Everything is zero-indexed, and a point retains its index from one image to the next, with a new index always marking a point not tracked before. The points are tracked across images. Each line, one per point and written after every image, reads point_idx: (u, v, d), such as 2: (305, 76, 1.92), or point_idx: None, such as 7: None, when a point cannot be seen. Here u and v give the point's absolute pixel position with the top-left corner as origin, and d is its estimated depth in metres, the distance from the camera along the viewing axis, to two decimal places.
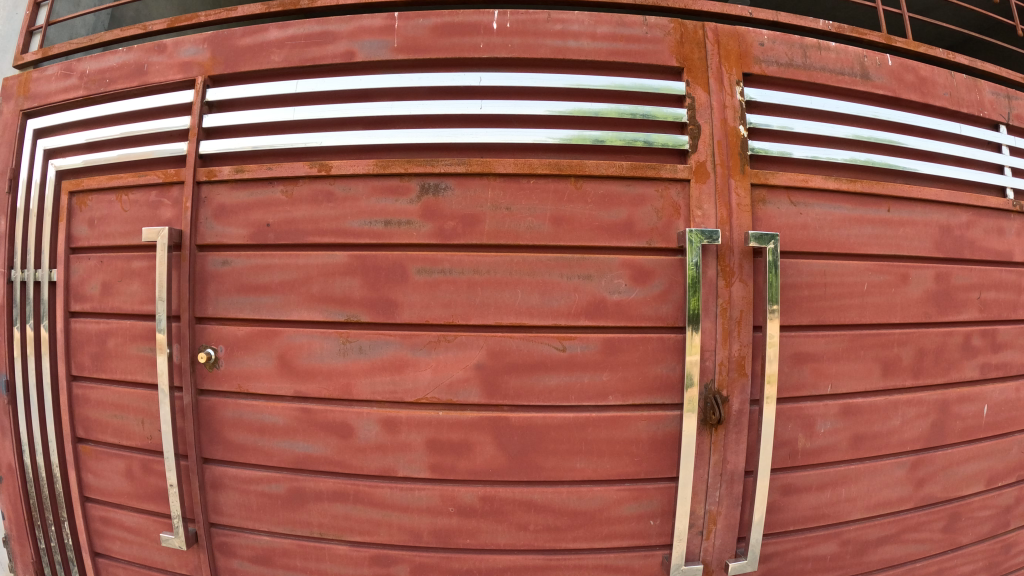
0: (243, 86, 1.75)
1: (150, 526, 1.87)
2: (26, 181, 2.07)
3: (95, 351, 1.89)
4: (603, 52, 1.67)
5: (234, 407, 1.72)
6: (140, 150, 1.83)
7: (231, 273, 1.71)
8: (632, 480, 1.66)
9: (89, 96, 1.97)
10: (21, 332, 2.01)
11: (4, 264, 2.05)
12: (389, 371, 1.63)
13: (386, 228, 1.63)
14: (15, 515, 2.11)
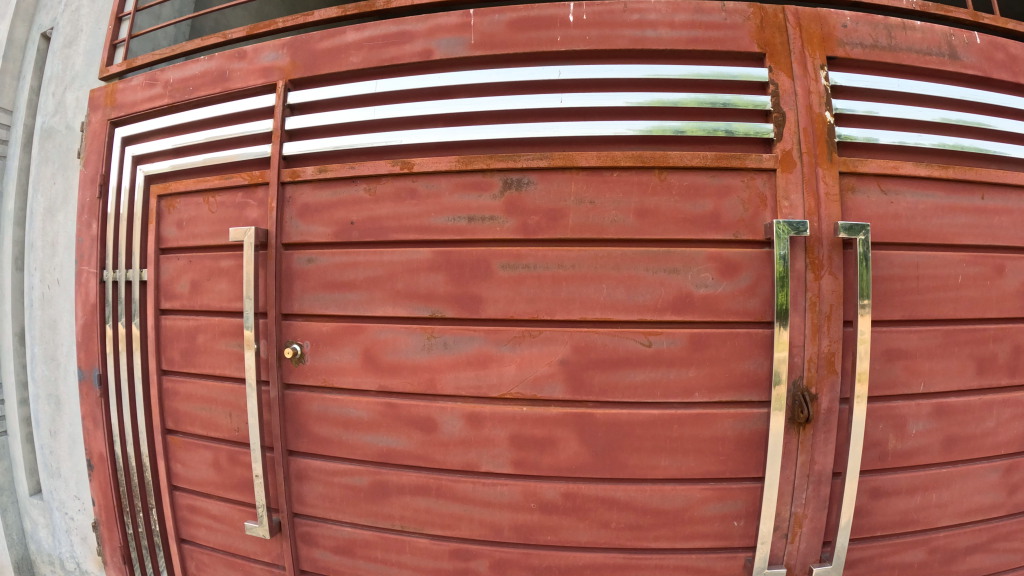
0: (325, 88, 1.77)
1: (234, 515, 1.92)
2: (117, 186, 2.16)
3: (185, 347, 1.96)
4: (682, 41, 1.62)
5: (320, 401, 1.75)
6: (225, 154, 1.88)
7: (315, 271, 1.74)
8: (714, 479, 1.61)
9: (173, 104, 2.03)
10: (113, 329, 2.11)
11: (96, 265, 2.16)
12: (474, 366, 1.63)
13: (469, 224, 1.63)
14: (107, 502, 2.21)
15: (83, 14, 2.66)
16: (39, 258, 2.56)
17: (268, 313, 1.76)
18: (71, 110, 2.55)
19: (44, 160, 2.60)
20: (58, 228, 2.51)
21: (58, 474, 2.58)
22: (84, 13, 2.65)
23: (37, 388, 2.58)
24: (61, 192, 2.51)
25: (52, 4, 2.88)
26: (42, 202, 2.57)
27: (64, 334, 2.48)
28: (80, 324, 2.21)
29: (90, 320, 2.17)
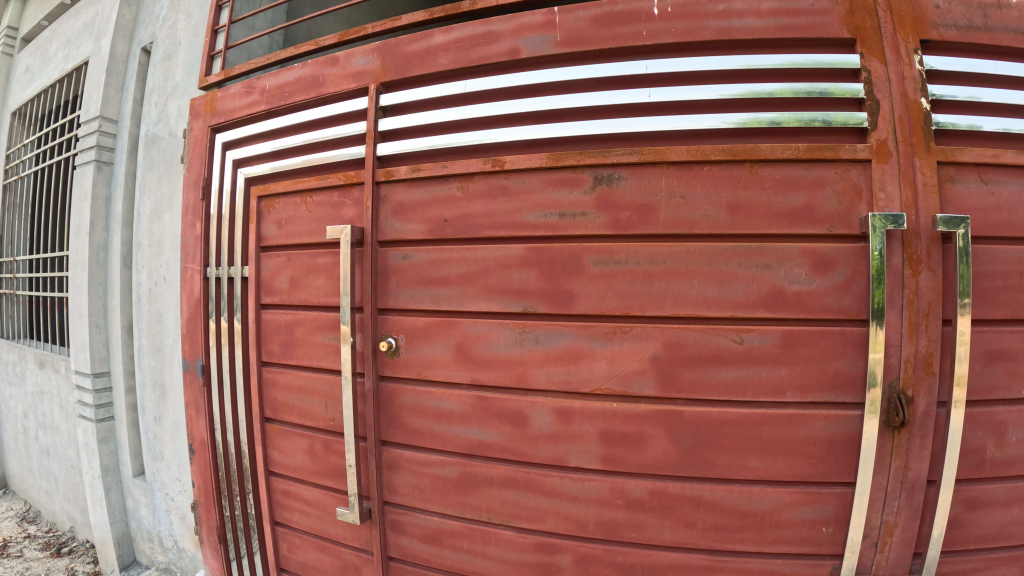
0: (416, 89, 1.82)
1: (327, 501, 1.98)
2: (218, 189, 2.27)
3: (284, 339, 2.04)
4: (769, 30, 1.57)
5: (414, 393, 1.81)
6: (323, 155, 1.95)
7: (410, 267, 1.80)
8: (804, 483, 1.56)
9: (270, 110, 2.11)
10: (216, 323, 2.21)
11: (200, 263, 2.27)
12: (565, 362, 1.64)
13: (561, 220, 1.64)
14: (207, 485, 2.33)
15: (181, 28, 2.78)
16: (147, 256, 2.73)
17: (364, 307, 1.82)
18: (174, 117, 2.69)
19: (149, 165, 2.76)
20: (164, 228, 2.67)
21: (162, 458, 2.73)
22: (181, 27, 2.77)
23: (144, 377, 2.75)
24: (166, 195, 2.65)
25: (151, 20, 3.03)
26: (150, 204, 2.73)
27: (169, 327, 2.63)
28: (186, 317, 2.34)
29: (195, 313, 2.30)
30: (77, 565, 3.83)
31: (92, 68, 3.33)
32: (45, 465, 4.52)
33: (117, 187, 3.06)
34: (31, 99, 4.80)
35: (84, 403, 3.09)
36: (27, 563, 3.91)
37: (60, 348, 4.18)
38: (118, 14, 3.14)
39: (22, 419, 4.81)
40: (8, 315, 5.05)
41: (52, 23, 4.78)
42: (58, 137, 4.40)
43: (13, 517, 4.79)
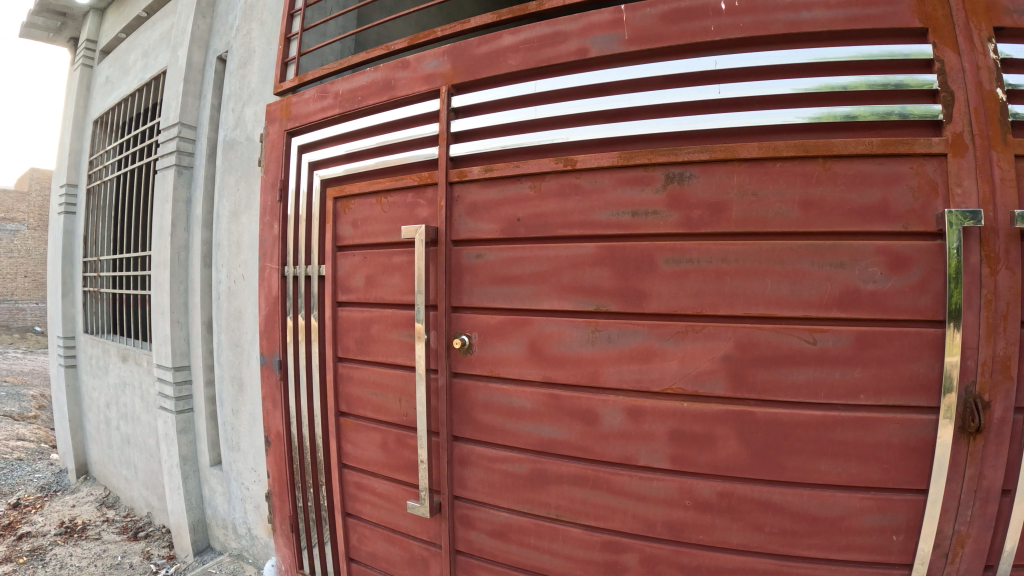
0: (488, 91, 1.86)
1: (398, 493, 2.03)
2: (295, 190, 2.36)
3: (360, 336, 2.09)
4: (838, 22, 1.54)
5: (486, 390, 1.86)
6: (395, 158, 2.02)
7: (483, 266, 1.86)
8: (876, 489, 1.52)
9: (344, 114, 2.18)
10: (293, 321, 2.30)
11: (279, 262, 2.36)
12: (636, 361, 1.66)
13: (633, 219, 1.66)
14: (282, 475, 2.41)
15: (255, 37, 2.88)
16: (227, 256, 2.86)
17: (438, 305, 1.90)
18: (251, 123, 2.79)
19: (228, 169, 2.88)
20: (243, 229, 2.78)
21: (238, 449, 2.84)
22: (255, 36, 2.87)
23: (224, 371, 2.88)
24: (245, 197, 2.76)
25: (225, 30, 3.15)
26: (229, 205, 2.86)
27: (247, 324, 2.74)
28: (266, 313, 2.44)
29: (273, 310, 2.40)
30: (154, 548, 4.01)
31: (170, 77, 3.48)
32: (124, 453, 4.74)
33: (198, 190, 3.21)
34: (112, 108, 5.05)
35: (166, 395, 3.25)
36: (107, 545, 4.11)
37: (140, 343, 4.39)
38: (194, 25, 3.27)
39: (103, 410, 5.05)
40: (92, 311, 5.32)
41: (130, 35, 5.01)
42: (139, 143, 4.60)
43: (94, 501, 5.04)
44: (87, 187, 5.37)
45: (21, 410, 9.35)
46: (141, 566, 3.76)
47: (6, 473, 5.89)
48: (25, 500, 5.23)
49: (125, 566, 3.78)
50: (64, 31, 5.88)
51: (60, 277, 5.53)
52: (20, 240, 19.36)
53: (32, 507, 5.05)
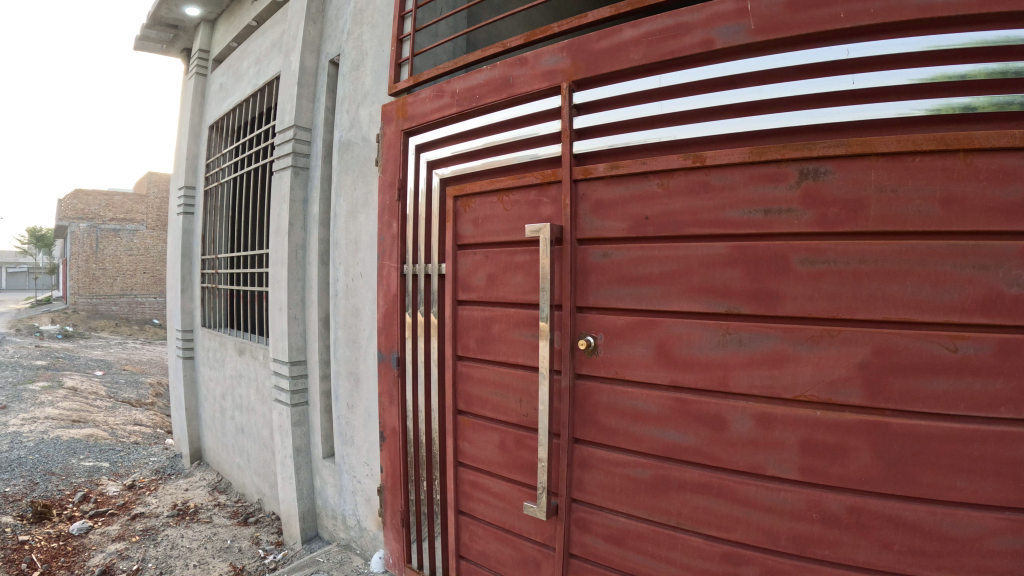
0: (610, 87, 1.91)
1: (513, 494, 2.10)
2: (413, 189, 2.50)
3: (480, 335, 2.19)
4: (974, 3, 1.39)
5: (610, 392, 1.89)
6: (501, 158, 2.17)
7: (611, 265, 1.89)
8: (1015, 510, 1.38)
9: (461, 112, 2.30)
10: (412, 316, 2.45)
11: (397, 261, 2.51)
12: (769, 365, 1.62)
13: (766, 217, 1.62)
14: (396, 469, 2.55)
15: (366, 39, 2.96)
16: (345, 254, 2.98)
17: (563, 305, 1.96)
18: (366, 124, 2.87)
19: (345, 169, 2.99)
20: (360, 228, 2.88)
21: (352, 442, 2.95)
22: (366, 39, 2.95)
23: (340, 365, 3.01)
24: (362, 197, 2.86)
25: (336, 34, 3.26)
26: (347, 205, 2.98)
27: (365, 321, 2.84)
28: (385, 309, 2.60)
29: (392, 307, 2.56)
30: (262, 534, 4.18)
31: (284, 81, 3.64)
32: (237, 442, 4.97)
33: (313, 191, 3.37)
34: (227, 113, 5.30)
35: (281, 388, 3.41)
36: (218, 528, 4.32)
37: (256, 336, 4.60)
38: (305, 30, 3.38)
39: (218, 399, 5.32)
40: (209, 306, 5.61)
41: (241, 43, 5.24)
42: (255, 146, 4.80)
43: (206, 486, 5.30)
44: (205, 188, 5.66)
45: (139, 397, 9.97)
46: (250, 550, 3.92)
47: (123, 456, 6.29)
48: (141, 481, 5.57)
49: (234, 549, 3.96)
50: (178, 42, 6.20)
51: (180, 274, 5.86)
52: (139, 238, 20.68)
53: (148, 488, 5.37)
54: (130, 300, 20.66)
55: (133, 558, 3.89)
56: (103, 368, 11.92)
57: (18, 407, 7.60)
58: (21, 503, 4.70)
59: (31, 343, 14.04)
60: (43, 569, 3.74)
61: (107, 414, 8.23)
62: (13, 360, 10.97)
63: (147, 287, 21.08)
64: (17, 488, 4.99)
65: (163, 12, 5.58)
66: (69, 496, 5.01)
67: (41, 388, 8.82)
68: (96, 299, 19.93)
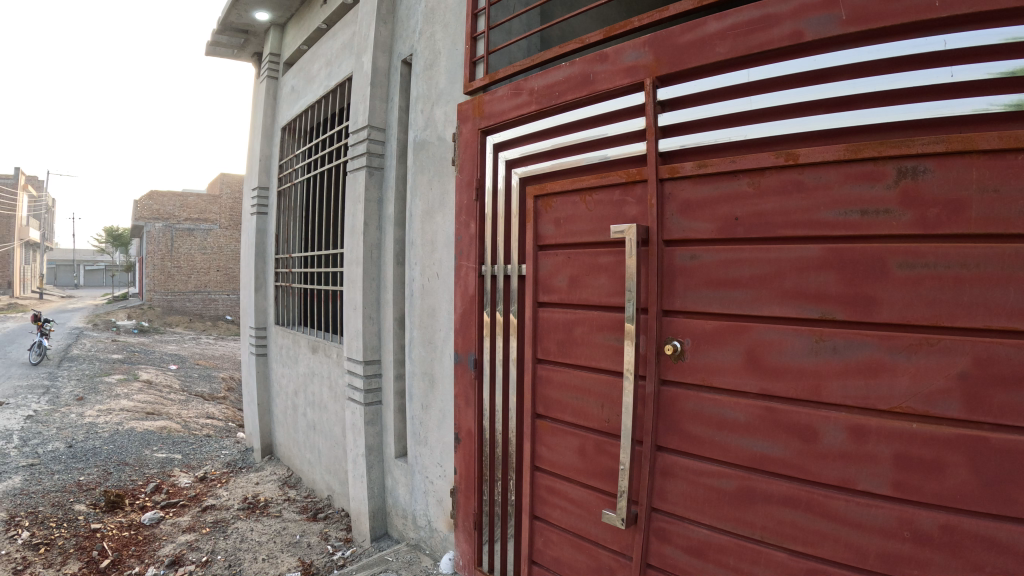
0: (695, 82, 1.90)
1: (591, 500, 2.18)
2: (491, 187, 2.65)
3: (562, 338, 2.29)
4: None
5: (696, 399, 1.87)
6: (570, 159, 2.28)
7: (699, 267, 1.87)
8: None
9: (540, 109, 2.40)
10: (491, 315, 2.62)
11: (476, 261, 2.68)
12: (864, 375, 1.54)
13: (863, 218, 1.55)
14: (470, 471, 2.73)
15: (438, 38, 3.12)
16: (420, 253, 3.19)
17: (649, 309, 1.96)
18: (440, 122, 3.05)
19: (419, 168, 3.19)
20: (437, 228, 3.05)
21: (425, 443, 3.14)
22: (438, 38, 3.11)
23: (415, 366, 3.20)
24: (438, 196, 3.04)
25: (408, 34, 3.44)
26: (423, 206, 3.16)
27: (440, 321, 3.02)
28: (462, 313, 2.76)
29: (468, 309, 2.72)
30: (331, 530, 4.24)
31: (356, 80, 3.88)
32: (309, 438, 5.06)
33: (387, 191, 3.61)
34: (299, 114, 5.43)
35: (355, 387, 3.70)
36: (288, 523, 4.40)
37: (330, 335, 4.70)
38: (377, 32, 3.60)
39: (290, 396, 5.45)
40: (282, 304, 5.76)
41: (311, 46, 5.34)
42: (327, 147, 4.92)
43: (277, 480, 5.42)
44: (277, 188, 5.79)
45: (211, 390, 10.32)
46: (319, 545, 3.99)
47: (196, 449, 6.49)
48: (213, 474, 5.73)
49: (303, 544, 4.03)
50: (248, 47, 6.37)
51: (255, 272, 6.03)
52: (212, 237, 21.34)
53: (219, 481, 5.52)
54: (203, 298, 21.41)
55: (203, 550, 3.98)
56: (178, 361, 12.41)
57: (97, 398, 7.94)
58: (96, 492, 4.91)
59: (113, 338, 14.42)
60: (116, 556, 3.89)
61: (180, 406, 8.54)
62: (95, 354, 11.51)
63: (220, 284, 21.78)
64: (93, 477, 5.22)
65: (233, 17, 5.72)
66: (142, 486, 5.19)
67: (119, 380, 9.21)
68: (170, 295, 20.79)
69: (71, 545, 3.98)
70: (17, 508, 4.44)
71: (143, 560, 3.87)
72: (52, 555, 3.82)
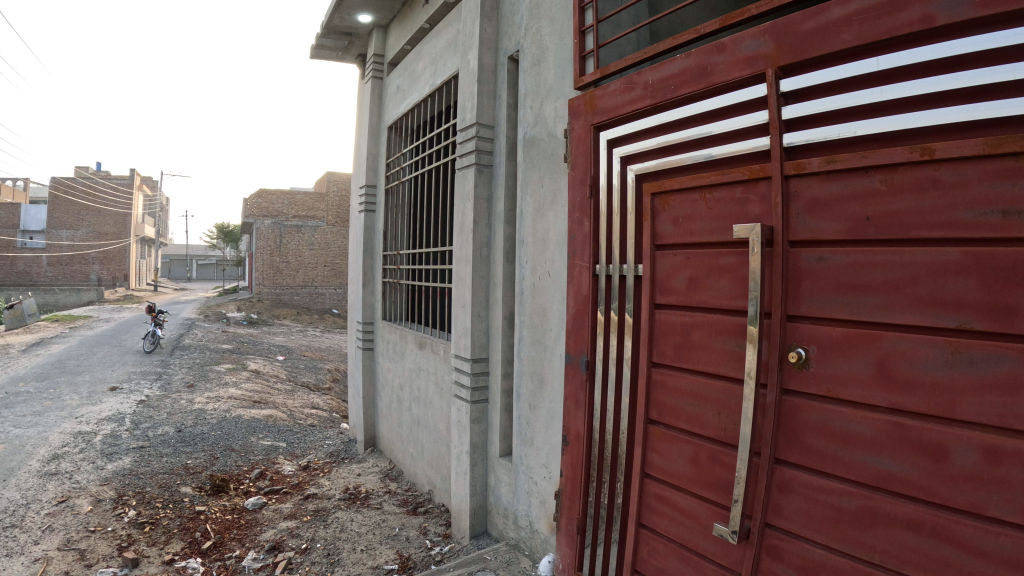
0: (820, 73, 1.81)
1: (702, 512, 2.16)
2: (606, 184, 2.65)
3: (678, 342, 2.26)
4: None
5: (820, 411, 1.78)
6: (677, 159, 2.28)
7: (827, 270, 1.77)
8: None
9: (656, 104, 2.37)
10: (605, 313, 2.62)
11: (590, 260, 2.69)
12: (1001, 392, 1.41)
13: (1004, 219, 1.42)
14: (576, 474, 2.77)
15: (545, 33, 3.22)
16: (532, 252, 3.27)
17: (773, 313, 1.89)
18: (552, 119, 3.14)
19: (531, 165, 3.29)
20: (548, 226, 3.13)
21: (531, 443, 3.25)
22: (546, 33, 3.21)
23: (524, 365, 3.32)
24: (551, 194, 3.11)
25: (513, 31, 3.61)
26: (534, 202, 3.25)
27: (552, 321, 3.10)
28: (574, 312, 2.81)
29: (583, 308, 2.75)
30: (430, 525, 4.30)
31: (463, 79, 4.05)
32: (412, 433, 5.17)
33: (497, 188, 3.77)
34: (405, 114, 5.57)
35: (464, 385, 3.87)
36: (388, 516, 4.49)
37: (437, 332, 4.80)
38: (484, 30, 3.78)
39: (395, 390, 5.59)
40: (389, 300, 5.89)
41: (414, 46, 5.44)
42: (434, 146, 5.03)
43: (378, 472, 5.56)
44: (385, 186, 5.97)
45: (317, 381, 10.76)
46: (417, 539, 4.05)
47: (300, 438, 6.74)
48: (315, 463, 5.94)
49: (402, 538, 4.10)
50: (352, 49, 6.55)
51: (362, 268, 6.22)
52: (319, 234, 22.20)
53: (321, 470, 5.71)
54: (309, 292, 22.34)
55: (303, 537, 4.13)
56: (286, 352, 12.99)
57: (205, 386, 8.41)
58: (201, 476, 5.18)
59: (221, 330, 15.02)
60: (217, 539, 4.08)
61: (286, 396, 8.91)
62: (206, 344, 12.16)
63: (326, 279, 22.67)
64: (200, 461, 5.51)
65: (337, 20, 5.89)
66: (248, 471, 5.45)
67: (227, 369, 9.68)
68: (278, 289, 21.83)
69: (175, 525, 4.21)
70: (126, 488, 4.74)
71: (245, 544, 4.05)
72: (157, 534, 4.05)
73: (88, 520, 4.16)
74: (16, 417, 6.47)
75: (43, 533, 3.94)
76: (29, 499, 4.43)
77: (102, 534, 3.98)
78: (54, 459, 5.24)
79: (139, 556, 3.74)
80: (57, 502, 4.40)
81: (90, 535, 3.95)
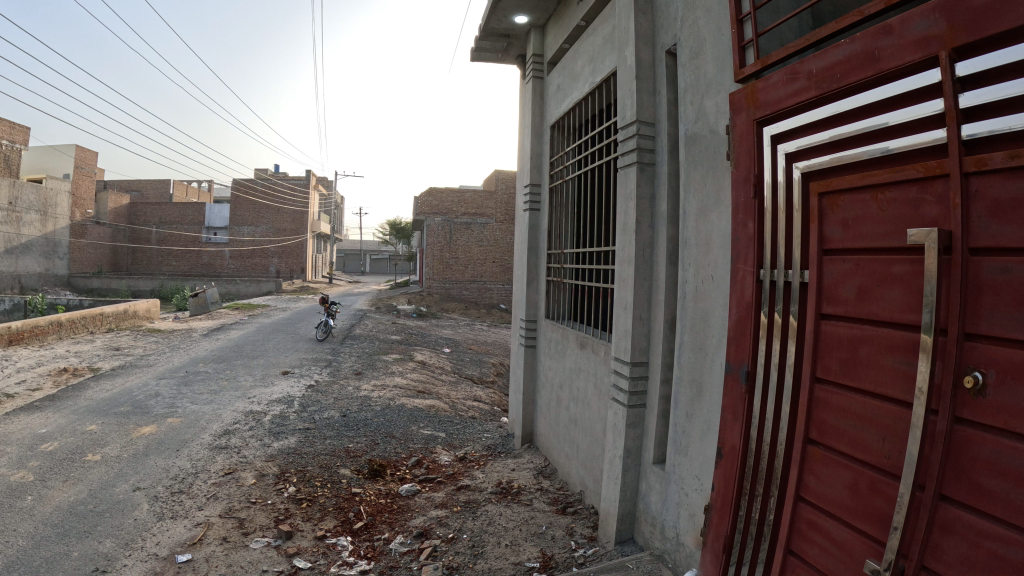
0: (1000, 54, 1.54)
1: (855, 544, 1.97)
2: (770, 182, 2.45)
3: (845, 357, 2.06)
4: None
5: (994, 445, 1.53)
6: (847, 154, 2.06)
7: (1010, 283, 1.51)
8: None
9: (821, 95, 2.15)
10: (768, 316, 2.43)
11: (754, 264, 2.50)
12: None
13: None
14: (727, 490, 2.60)
15: (702, 25, 3.05)
16: (694, 254, 3.13)
17: (948, 330, 1.63)
18: (712, 115, 2.96)
19: (693, 163, 3.14)
20: (711, 227, 2.97)
21: (685, 453, 3.11)
22: (703, 24, 3.04)
23: (683, 372, 3.16)
24: (714, 194, 2.94)
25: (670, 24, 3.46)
26: (697, 203, 3.10)
27: (713, 326, 2.93)
28: (736, 319, 2.62)
29: (744, 315, 2.56)
30: (578, 526, 4.26)
31: (620, 77, 3.95)
32: (568, 431, 5.16)
33: (659, 187, 3.63)
34: (565, 113, 5.55)
35: (621, 388, 3.80)
36: (536, 513, 4.49)
37: (598, 333, 4.75)
38: (639, 25, 3.67)
39: (555, 389, 5.60)
40: (553, 299, 5.90)
41: (572, 44, 5.39)
42: (596, 144, 4.96)
43: (533, 468, 5.60)
44: (549, 186, 5.99)
45: (480, 374, 11.08)
46: (563, 540, 4.02)
47: (459, 429, 6.96)
48: (472, 455, 6.11)
49: (547, 537, 4.09)
50: (512, 49, 6.63)
51: (527, 266, 6.30)
52: (489, 231, 22.86)
53: (476, 462, 5.86)
54: (479, 287, 23.10)
55: (450, 526, 4.25)
56: (454, 346, 13.49)
57: (373, 374, 8.95)
58: (361, 459, 5.50)
59: (394, 322, 15.96)
60: (368, 520, 4.30)
61: (449, 388, 9.25)
62: (378, 334, 12.95)
63: (496, 275, 23.32)
64: (361, 445, 5.86)
65: (495, 23, 6.00)
66: (406, 458, 5.72)
67: (394, 359, 10.23)
68: (451, 284, 22.81)
69: (331, 503, 4.50)
70: (289, 466, 5.15)
71: (395, 527, 4.24)
72: (312, 511, 4.35)
73: (251, 492, 4.57)
74: (194, 395, 7.27)
75: (207, 500, 4.39)
76: (199, 468, 4.97)
77: (263, 505, 4.35)
78: (226, 434, 5.82)
79: (294, 529, 4.04)
80: (224, 473, 4.89)
81: (250, 506, 4.33)
